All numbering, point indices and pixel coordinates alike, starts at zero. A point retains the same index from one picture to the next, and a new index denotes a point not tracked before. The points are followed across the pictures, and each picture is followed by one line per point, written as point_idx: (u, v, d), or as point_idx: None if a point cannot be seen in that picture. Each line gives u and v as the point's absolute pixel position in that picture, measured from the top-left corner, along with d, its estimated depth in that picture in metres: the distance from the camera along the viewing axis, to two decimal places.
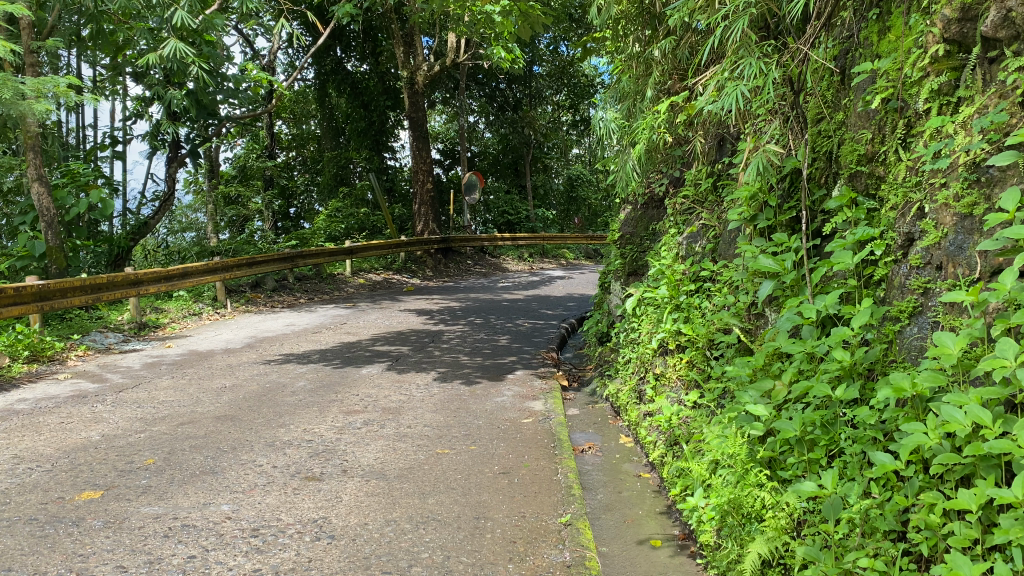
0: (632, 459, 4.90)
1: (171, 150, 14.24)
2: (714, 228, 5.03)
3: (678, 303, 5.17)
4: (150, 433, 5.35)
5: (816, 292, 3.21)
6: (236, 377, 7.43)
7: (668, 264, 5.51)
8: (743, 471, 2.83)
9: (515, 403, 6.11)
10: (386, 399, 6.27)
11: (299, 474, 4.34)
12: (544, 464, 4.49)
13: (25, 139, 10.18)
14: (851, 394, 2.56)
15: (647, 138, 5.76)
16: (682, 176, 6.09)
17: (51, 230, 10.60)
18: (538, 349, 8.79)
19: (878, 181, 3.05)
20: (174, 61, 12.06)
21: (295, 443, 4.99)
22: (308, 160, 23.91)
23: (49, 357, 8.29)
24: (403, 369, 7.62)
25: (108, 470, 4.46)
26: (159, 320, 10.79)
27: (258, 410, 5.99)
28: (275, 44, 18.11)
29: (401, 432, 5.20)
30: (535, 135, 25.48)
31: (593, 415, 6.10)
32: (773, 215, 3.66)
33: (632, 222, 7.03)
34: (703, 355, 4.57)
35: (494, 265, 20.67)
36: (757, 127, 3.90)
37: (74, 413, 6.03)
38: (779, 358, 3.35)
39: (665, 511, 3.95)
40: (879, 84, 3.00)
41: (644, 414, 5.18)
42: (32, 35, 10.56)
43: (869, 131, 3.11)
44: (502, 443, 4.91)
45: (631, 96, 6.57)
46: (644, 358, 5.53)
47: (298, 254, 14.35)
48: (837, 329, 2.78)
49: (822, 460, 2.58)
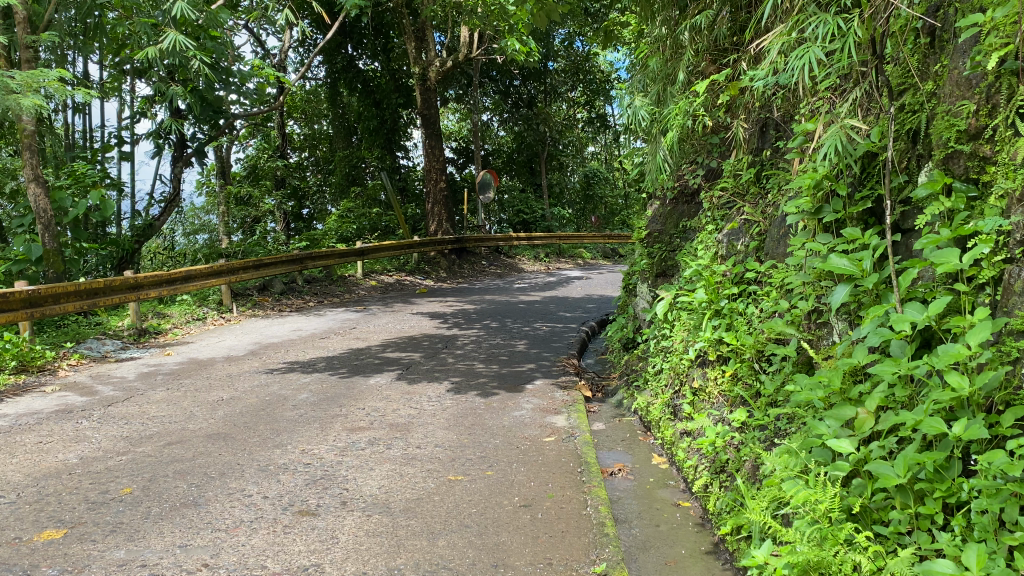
0: (667, 485, 4.35)
1: (176, 150, 13.77)
2: (759, 223, 4.50)
3: (718, 310, 4.60)
4: (133, 455, 4.84)
5: (903, 299, 2.66)
6: (236, 389, 6.92)
7: (705, 265, 4.90)
8: (826, 525, 2.26)
9: (536, 418, 5.56)
10: (394, 414, 5.73)
11: (292, 507, 3.80)
12: (571, 494, 3.94)
13: (20, 137, 9.73)
14: (975, 432, 1.99)
15: (680, 125, 5.23)
16: (721, 167, 5.50)
17: (48, 233, 10.16)
18: (558, 354, 8.23)
19: (983, 163, 2.49)
20: (174, 54, 11.55)
21: (291, 468, 4.46)
22: (321, 161, 23.42)
23: (39, 367, 7.82)
24: (414, 379, 7.07)
25: (78, 502, 3.95)
26: (160, 326, 10.30)
27: (254, 428, 5.46)
28: (286, 44, 17.55)
29: (410, 454, 4.66)
30: (550, 132, 24.82)
31: (619, 430, 5.54)
32: (842, 206, 3.13)
33: (661, 218, 6.45)
34: (751, 368, 4.03)
35: (509, 266, 20.07)
36: (824, 105, 3.36)
37: (55, 432, 5.53)
38: (857, 381, 2.80)
39: (713, 551, 3.40)
40: (987, 41, 2.43)
41: (680, 432, 4.63)
42: (28, 29, 10.04)
43: (973, 100, 2.54)
44: (523, 468, 4.37)
45: (661, 80, 5.98)
46: (678, 369, 4.98)
47: (308, 255, 13.86)
48: (947, 348, 2.20)
49: (936, 518, 2.03)
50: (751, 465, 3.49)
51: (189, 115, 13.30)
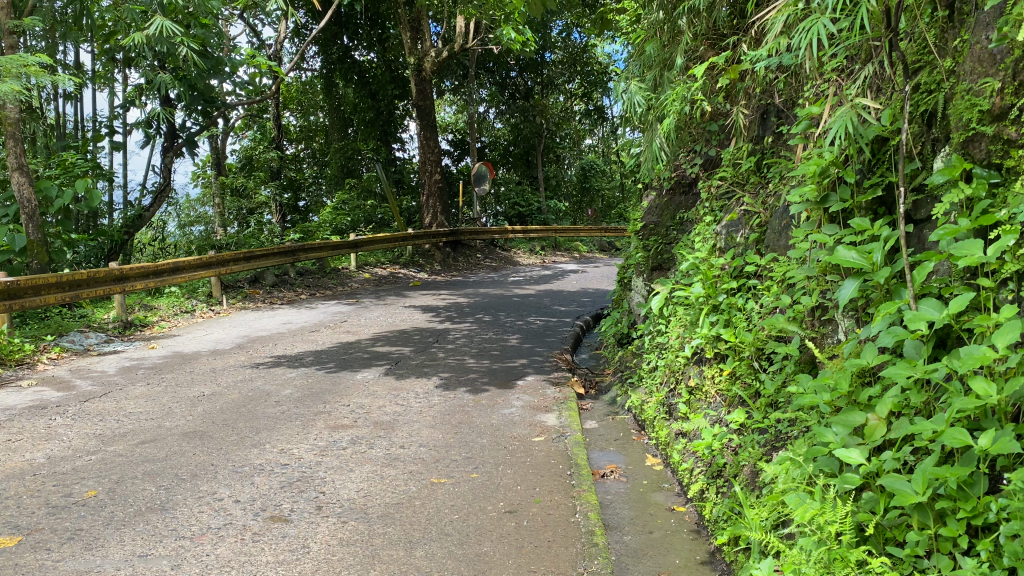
0: (662, 488, 4.15)
1: (167, 140, 13.50)
2: (759, 214, 4.28)
3: (716, 305, 4.38)
4: (103, 455, 4.62)
5: (919, 295, 2.45)
6: (218, 383, 6.69)
7: (703, 258, 4.68)
8: (834, 545, 2.06)
9: (525, 416, 5.34)
10: (379, 412, 5.51)
11: (263, 512, 3.59)
12: (559, 500, 3.72)
13: (4, 126, 9.46)
14: (1004, 445, 1.78)
15: (677, 112, 5.09)
16: (719, 156, 5.24)
17: (32, 223, 9.88)
18: (552, 349, 8.01)
19: (1007, 146, 2.26)
20: (162, 41, 11.30)
21: (266, 469, 4.24)
22: (316, 153, 23.28)
23: (17, 360, 7.60)
24: (402, 374, 6.84)
25: (38, 506, 3.73)
26: (146, 318, 10.08)
27: (233, 425, 5.24)
28: (281, 34, 17.21)
29: (393, 454, 4.45)
30: (547, 124, 24.60)
31: (613, 429, 5.33)
32: (850, 195, 2.92)
33: (657, 210, 6.23)
34: (751, 367, 3.82)
35: (506, 259, 19.84)
36: (834, 85, 3.15)
37: (26, 429, 5.32)
38: (865, 383, 2.60)
39: (709, 562, 3.19)
40: (1015, 12, 2.20)
41: (675, 433, 4.41)
42: (10, 14, 9.73)
43: (997, 78, 2.33)
44: (511, 470, 4.16)
45: (658, 65, 5.78)
46: (673, 365, 4.77)
47: (301, 246, 13.62)
48: (970, 350, 1.99)
49: (960, 541, 1.84)
50: (751, 471, 3.29)
51: (178, 103, 13.05)
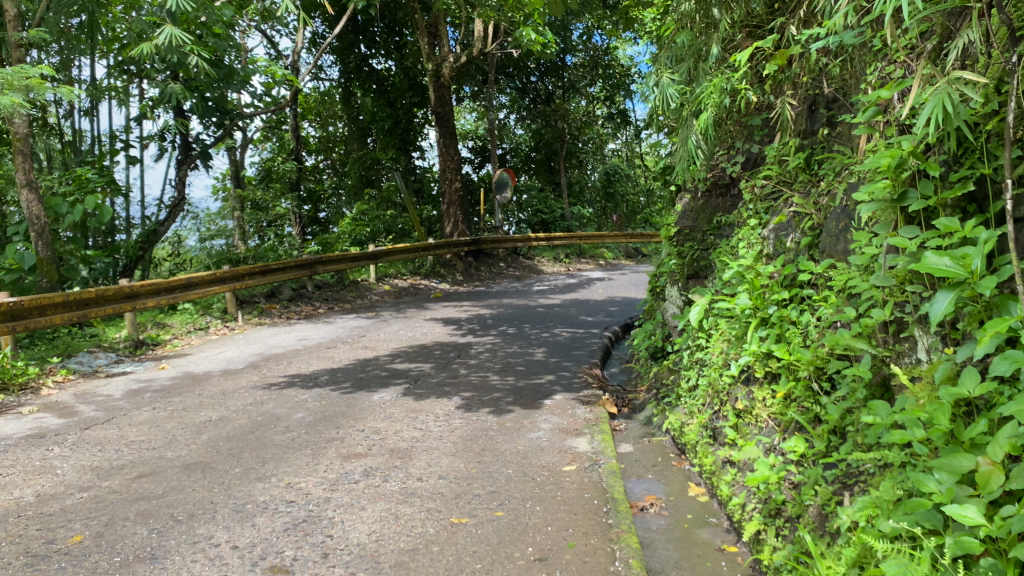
0: (708, 523, 3.70)
1: (182, 152, 13.19)
2: (812, 216, 3.85)
3: (765, 317, 3.93)
4: (95, 491, 4.25)
5: None
6: (228, 407, 6.32)
7: (748, 265, 4.23)
8: None
9: (554, 441, 4.91)
10: (396, 438, 5.10)
11: (262, 562, 3.20)
12: (595, 543, 3.30)
13: (12, 142, 9.16)
14: None
15: (716, 105, 4.66)
16: (762, 154, 4.82)
17: (41, 240, 9.53)
18: (580, 364, 7.58)
19: None
20: (171, 50, 10.96)
21: (270, 508, 3.85)
22: (337, 164, 23.13)
23: (21, 385, 7.28)
24: (422, 394, 6.41)
25: (15, 555, 3.37)
26: (159, 337, 9.77)
27: (238, 455, 4.85)
28: (299, 45, 16.87)
29: (409, 489, 4.03)
30: (569, 128, 24.24)
31: (650, 453, 4.89)
32: (932, 191, 2.51)
33: (692, 213, 5.76)
34: (810, 388, 3.36)
35: (529, 267, 19.39)
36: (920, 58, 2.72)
37: (20, 462, 4.97)
38: (964, 414, 2.18)
39: None
40: None
41: (722, 461, 3.96)
42: (19, 26, 9.42)
43: None
44: (539, 507, 3.73)
45: (691, 55, 5.32)
46: (716, 384, 4.32)
47: (320, 259, 13.29)
48: None
49: None
50: (817, 512, 2.86)
51: (192, 115, 12.74)
